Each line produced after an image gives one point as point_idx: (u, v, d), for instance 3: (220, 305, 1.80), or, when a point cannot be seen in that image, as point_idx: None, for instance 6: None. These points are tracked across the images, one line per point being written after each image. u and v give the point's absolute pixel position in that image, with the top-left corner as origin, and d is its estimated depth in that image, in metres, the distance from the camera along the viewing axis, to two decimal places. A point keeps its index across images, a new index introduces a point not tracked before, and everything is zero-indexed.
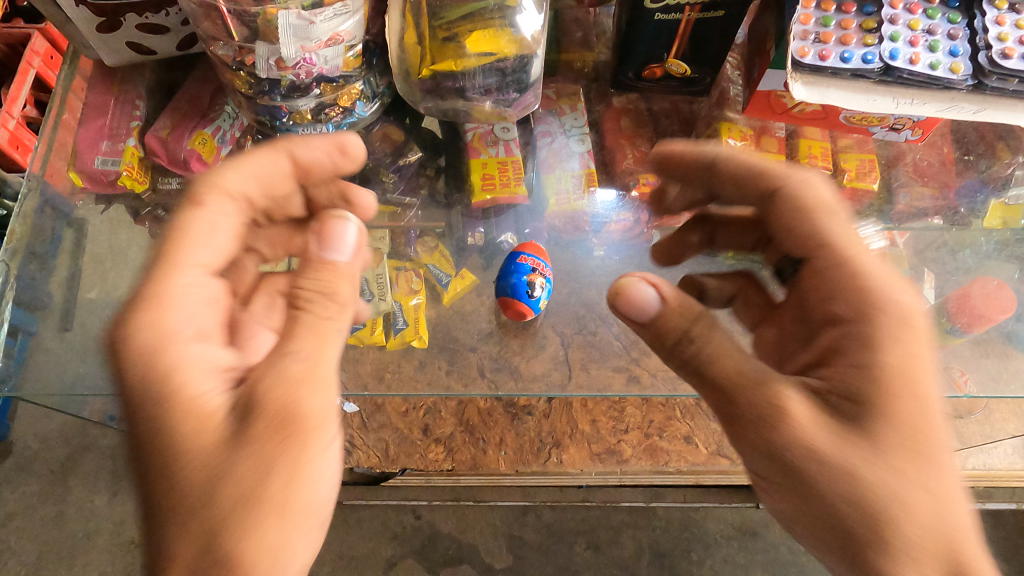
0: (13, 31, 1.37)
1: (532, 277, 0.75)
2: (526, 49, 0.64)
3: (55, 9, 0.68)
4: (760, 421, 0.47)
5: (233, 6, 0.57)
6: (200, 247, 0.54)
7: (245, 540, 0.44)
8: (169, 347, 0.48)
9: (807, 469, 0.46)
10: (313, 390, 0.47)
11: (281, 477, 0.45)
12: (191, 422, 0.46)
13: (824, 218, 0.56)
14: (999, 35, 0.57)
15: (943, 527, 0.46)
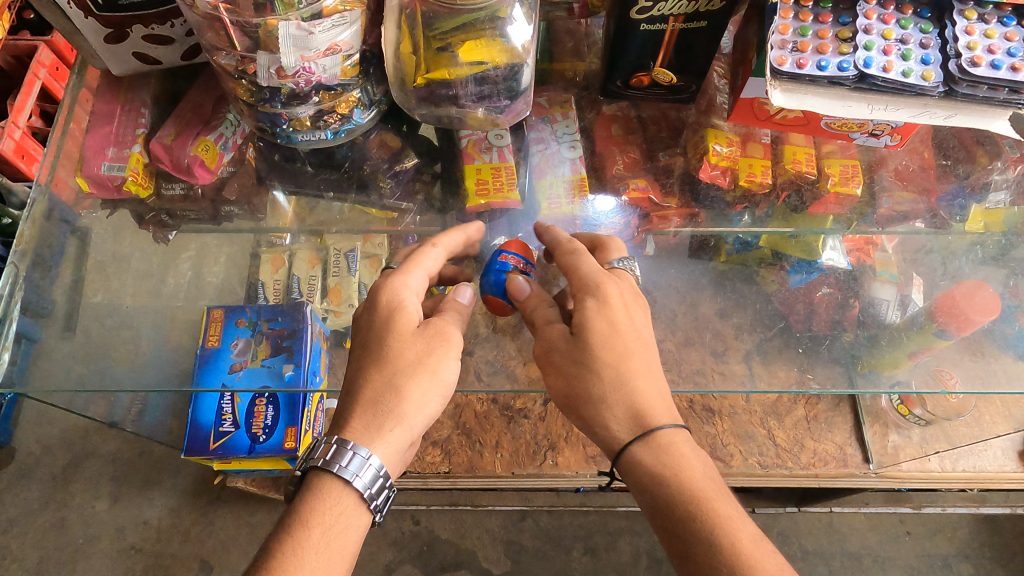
0: (19, 43, 1.41)
1: (512, 277, 0.72)
2: (517, 58, 0.66)
3: (65, 21, 0.70)
4: (540, 341, 0.68)
5: (234, 18, 0.59)
6: (433, 258, 0.72)
7: (410, 379, 0.63)
8: (400, 283, 0.68)
9: (554, 372, 0.67)
10: (447, 349, 0.66)
11: (441, 355, 0.65)
12: (405, 321, 0.65)
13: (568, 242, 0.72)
14: (968, 44, 0.59)
15: (634, 393, 0.63)
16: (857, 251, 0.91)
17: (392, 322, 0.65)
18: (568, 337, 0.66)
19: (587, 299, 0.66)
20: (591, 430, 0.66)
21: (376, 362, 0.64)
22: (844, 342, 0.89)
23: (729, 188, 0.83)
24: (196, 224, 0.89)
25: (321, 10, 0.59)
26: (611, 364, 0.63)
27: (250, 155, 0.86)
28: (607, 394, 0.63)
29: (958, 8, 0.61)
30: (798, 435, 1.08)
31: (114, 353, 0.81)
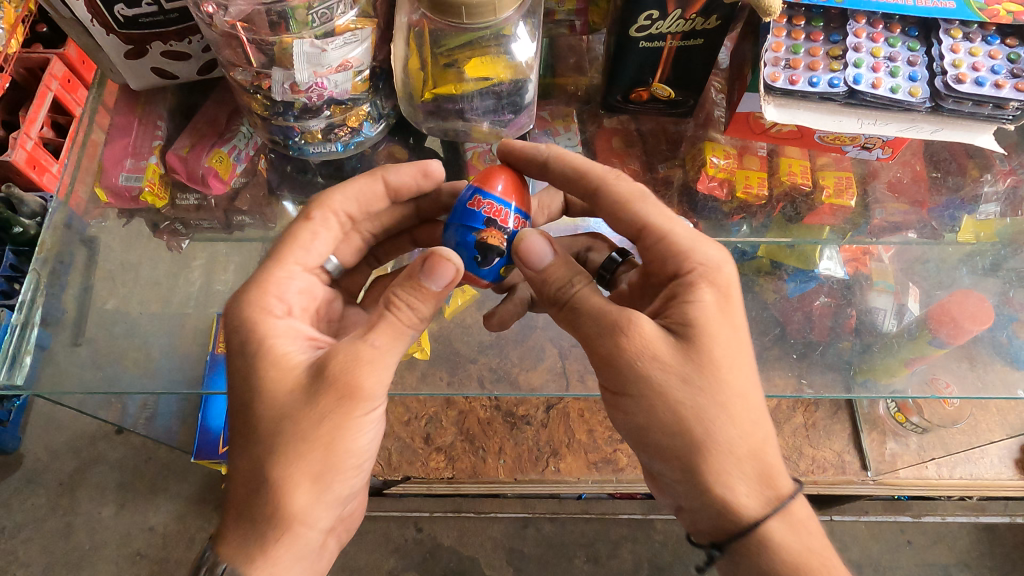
0: (33, 56, 1.45)
1: (484, 239, 0.63)
2: (521, 74, 0.70)
3: (87, 37, 0.73)
4: (635, 340, 0.58)
5: (252, 36, 0.62)
6: (302, 249, 0.70)
7: (288, 466, 0.57)
8: (264, 317, 0.64)
9: (652, 385, 0.58)
10: (346, 415, 0.58)
11: (332, 423, 0.57)
12: (274, 368, 0.60)
13: (656, 216, 0.65)
14: (953, 62, 0.62)
15: (758, 435, 0.59)
16: (853, 261, 0.94)
17: (257, 376, 0.60)
18: (680, 344, 0.59)
19: (704, 292, 0.60)
20: (692, 470, 0.59)
21: (245, 446, 0.59)
22: (841, 351, 0.91)
23: (726, 200, 0.85)
24: (208, 233, 0.91)
25: (334, 28, 0.62)
26: (739, 393, 0.58)
27: (263, 166, 0.87)
28: (735, 434, 0.58)
29: (944, 27, 0.64)
30: (797, 443, 1.09)
31: (125, 359, 0.83)
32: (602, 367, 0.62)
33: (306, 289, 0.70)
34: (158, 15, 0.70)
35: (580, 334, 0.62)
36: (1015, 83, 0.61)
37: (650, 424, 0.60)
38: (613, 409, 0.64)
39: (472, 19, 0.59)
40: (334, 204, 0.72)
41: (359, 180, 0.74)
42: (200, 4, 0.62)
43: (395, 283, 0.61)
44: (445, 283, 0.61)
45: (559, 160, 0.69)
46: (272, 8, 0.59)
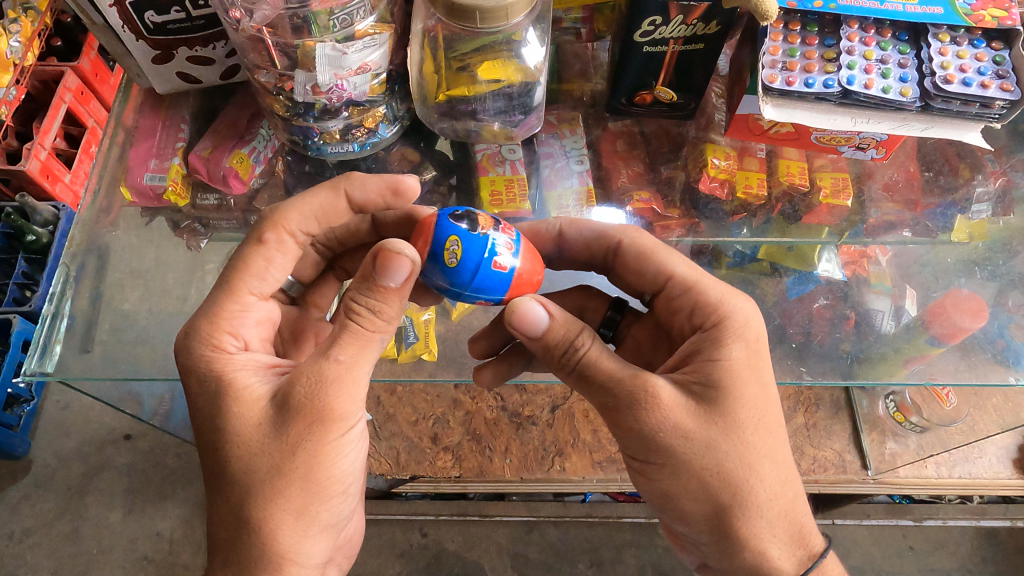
0: (47, 68, 1.48)
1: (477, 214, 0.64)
2: (530, 76, 0.73)
3: (117, 43, 0.77)
4: (659, 410, 0.61)
5: (277, 39, 0.66)
6: (257, 278, 0.71)
7: (267, 504, 0.61)
8: (220, 355, 0.65)
9: (675, 452, 0.61)
10: (323, 445, 0.61)
11: (305, 453, 0.60)
12: (237, 403, 0.62)
13: (678, 268, 0.71)
14: (941, 63, 0.65)
15: (781, 483, 0.63)
16: (852, 263, 0.97)
17: (222, 414, 0.62)
18: (703, 407, 0.61)
19: (730, 350, 0.64)
20: (721, 523, 0.62)
21: (221, 492, 0.62)
22: (841, 344, 0.95)
23: (727, 200, 0.88)
24: (227, 234, 0.93)
25: (354, 33, 0.66)
26: (761, 449, 0.62)
27: (280, 168, 0.90)
28: (761, 487, 0.62)
29: (932, 31, 0.67)
30: (799, 443, 1.11)
31: (140, 359, 0.86)
32: (619, 429, 0.64)
33: (260, 317, 0.71)
34: (185, 21, 0.74)
35: (598, 399, 0.64)
36: (1000, 83, 0.64)
37: (677, 483, 0.62)
38: (631, 463, 0.66)
39: (484, 24, 0.62)
40: (289, 223, 0.74)
41: (320, 193, 0.76)
42: (228, 11, 0.66)
43: (353, 285, 0.61)
44: (403, 277, 0.60)
45: (572, 226, 0.78)
46: (297, 12, 0.63)
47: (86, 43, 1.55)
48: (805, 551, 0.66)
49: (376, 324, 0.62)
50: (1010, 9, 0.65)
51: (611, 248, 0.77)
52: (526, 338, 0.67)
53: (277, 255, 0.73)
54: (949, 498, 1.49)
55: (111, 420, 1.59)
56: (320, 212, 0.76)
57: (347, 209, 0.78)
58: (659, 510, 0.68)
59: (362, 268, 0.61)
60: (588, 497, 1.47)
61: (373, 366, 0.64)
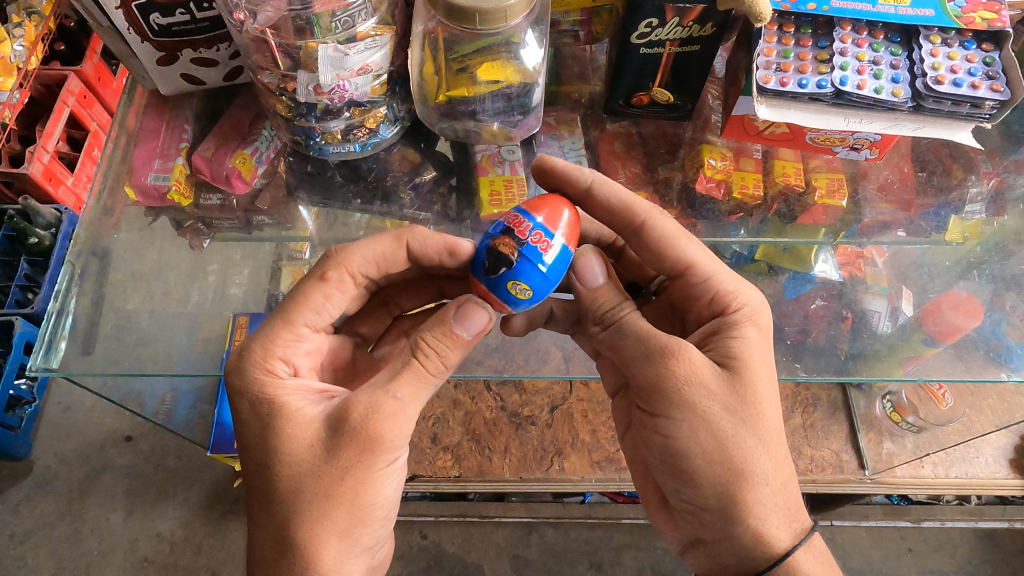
0: (51, 72, 1.50)
1: (497, 248, 0.64)
2: (528, 78, 0.75)
3: (123, 45, 0.78)
4: (687, 368, 0.63)
5: (280, 41, 0.67)
6: (313, 313, 0.71)
7: (312, 525, 0.62)
8: (273, 378, 0.66)
9: (697, 408, 0.63)
10: (371, 471, 0.62)
11: (353, 479, 0.62)
12: (291, 424, 0.63)
13: (700, 256, 0.70)
14: (933, 65, 0.66)
15: (785, 459, 0.66)
16: (847, 264, 0.97)
17: (274, 436, 0.63)
18: (724, 374, 0.64)
19: (749, 329, 0.67)
20: (729, 491, 0.64)
21: (266, 509, 0.63)
22: (837, 342, 0.96)
23: (723, 200, 0.88)
24: (229, 233, 0.95)
25: (355, 35, 0.67)
26: (772, 422, 0.64)
27: (283, 168, 0.91)
28: (768, 460, 0.64)
29: (923, 33, 0.68)
30: (797, 443, 1.12)
31: (144, 355, 0.88)
32: (640, 386, 0.66)
33: (310, 347, 0.72)
34: (190, 24, 0.75)
35: (624, 356, 0.67)
36: (990, 84, 0.65)
37: (691, 446, 0.64)
38: (645, 424, 0.68)
39: (484, 25, 0.63)
40: (352, 266, 0.72)
41: (383, 241, 0.74)
42: (232, 13, 0.67)
43: (426, 326, 0.66)
44: (475, 329, 0.66)
45: (604, 187, 0.71)
46: (300, 13, 0.64)
47: (89, 47, 1.56)
48: (799, 528, 0.67)
49: (436, 369, 0.65)
50: (1000, 11, 0.66)
51: (633, 226, 0.71)
52: (576, 291, 0.73)
53: (335, 299, 0.72)
54: (948, 499, 1.48)
55: (112, 422, 1.60)
56: (379, 262, 0.74)
57: (403, 260, 0.76)
58: (664, 475, 0.69)
59: (437, 317, 0.66)
60: (587, 499, 1.47)
61: (424, 403, 0.65)
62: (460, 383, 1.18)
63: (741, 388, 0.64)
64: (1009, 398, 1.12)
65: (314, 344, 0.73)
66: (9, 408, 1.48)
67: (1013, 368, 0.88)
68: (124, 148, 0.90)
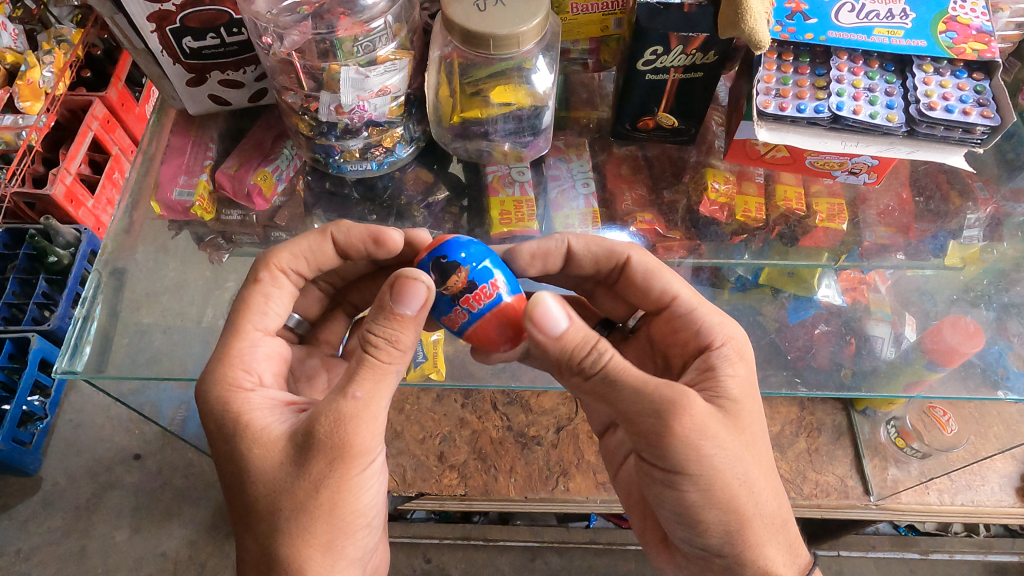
0: (76, 97, 1.55)
1: (455, 280, 0.66)
2: (539, 101, 0.78)
3: (155, 66, 0.83)
4: (696, 422, 0.62)
5: (305, 63, 0.72)
6: (259, 314, 0.74)
7: (295, 540, 0.61)
8: (236, 391, 0.67)
9: (712, 462, 0.62)
10: (347, 479, 0.62)
11: (328, 490, 0.61)
12: (257, 444, 0.63)
13: (684, 290, 0.76)
14: (926, 92, 0.70)
15: (780, 494, 0.68)
16: (851, 290, 0.99)
17: (243, 456, 0.63)
18: (726, 420, 0.64)
19: (739, 365, 0.69)
20: (740, 534, 0.65)
21: (248, 530, 0.63)
22: (838, 352, 0.98)
23: (727, 222, 0.91)
24: (247, 248, 0.97)
25: (376, 58, 0.71)
26: (766, 459, 0.67)
27: (301, 186, 0.96)
28: (768, 497, 0.66)
29: (917, 63, 0.72)
30: (801, 467, 1.12)
31: (159, 365, 0.89)
32: (648, 442, 0.63)
33: (267, 351, 0.72)
34: (220, 47, 0.79)
35: (624, 409, 0.63)
36: (982, 111, 0.68)
37: (704, 496, 0.63)
38: (655, 478, 0.66)
39: (498, 51, 0.67)
40: (281, 263, 0.77)
41: (309, 239, 0.79)
42: (261, 36, 0.72)
43: (371, 318, 0.64)
44: (418, 304, 0.63)
45: (581, 242, 0.80)
46: (324, 37, 0.69)
47: (114, 74, 1.61)
48: (801, 562, 0.69)
49: (385, 360, 0.63)
50: (990, 42, 0.70)
51: (617, 269, 0.79)
52: (541, 342, 0.65)
53: (274, 301, 0.75)
54: (956, 531, 1.46)
55: (121, 440, 1.61)
56: (311, 257, 0.79)
57: (333, 253, 0.81)
58: (675, 525, 0.68)
59: (376, 304, 0.64)
60: (592, 523, 1.46)
61: (389, 396, 0.64)
62: (468, 402, 1.20)
63: (741, 428, 0.65)
64: (1014, 426, 1.11)
65: (282, 349, 0.75)
66: (21, 424, 1.51)
67: (1010, 387, 0.89)
68: (151, 165, 0.94)
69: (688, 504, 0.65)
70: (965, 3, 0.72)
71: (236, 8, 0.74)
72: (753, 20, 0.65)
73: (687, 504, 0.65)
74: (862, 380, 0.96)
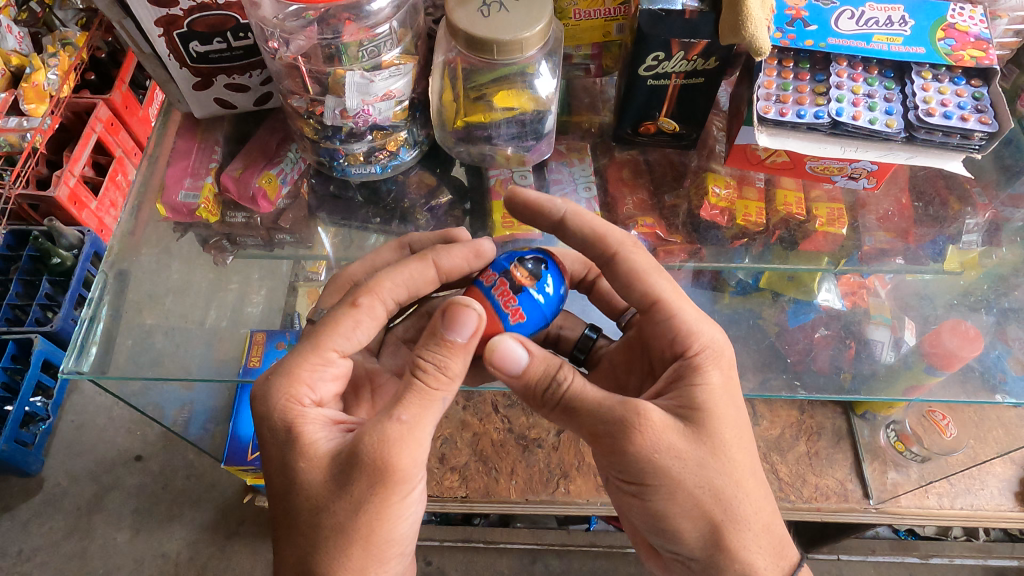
0: (81, 100, 1.56)
1: (521, 277, 0.70)
2: (542, 106, 0.79)
3: (162, 70, 0.83)
4: (651, 436, 0.63)
5: (310, 68, 0.72)
6: (343, 337, 0.70)
7: (330, 561, 0.62)
8: (295, 405, 0.67)
9: (670, 473, 0.64)
10: (387, 504, 0.62)
11: (367, 514, 0.62)
12: (305, 460, 0.64)
13: (666, 290, 0.74)
14: (924, 98, 0.70)
15: (761, 499, 0.68)
16: (852, 294, 0.98)
17: (292, 470, 0.64)
18: (688, 431, 0.65)
19: (712, 372, 0.68)
20: (712, 540, 0.66)
21: (288, 542, 0.64)
22: (831, 357, 0.97)
23: (727, 226, 0.93)
24: (251, 250, 0.98)
25: (381, 63, 0.73)
26: (744, 466, 0.66)
27: (306, 189, 0.97)
28: (744, 503, 0.66)
29: (915, 69, 0.73)
30: (801, 470, 1.13)
31: (163, 365, 0.89)
32: (610, 456, 0.66)
33: (338, 371, 0.71)
34: (226, 51, 0.80)
35: (586, 427, 0.67)
36: (980, 117, 0.69)
37: (670, 504, 0.65)
38: (624, 487, 0.69)
39: (502, 56, 0.68)
40: (380, 291, 0.75)
41: (411, 264, 0.79)
42: (267, 41, 0.72)
43: (424, 344, 0.65)
44: (469, 332, 0.64)
45: (576, 217, 0.77)
46: (330, 42, 0.70)
47: (118, 77, 1.62)
48: (788, 564, 0.69)
49: (435, 387, 0.64)
50: (988, 50, 0.70)
51: (604, 259, 0.77)
52: (506, 377, 0.70)
53: (359, 326, 0.72)
54: (956, 535, 1.46)
55: (123, 441, 1.62)
56: (408, 282, 0.78)
57: (428, 280, 0.80)
58: (651, 530, 0.71)
59: (436, 326, 0.65)
60: (592, 526, 1.46)
61: (435, 422, 0.65)
62: (469, 404, 1.20)
63: (710, 436, 0.65)
64: (1014, 429, 1.10)
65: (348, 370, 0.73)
66: (24, 425, 1.51)
67: (1008, 391, 0.89)
68: (156, 167, 0.95)
69: (658, 511, 0.66)
70: (963, 10, 0.72)
71: (243, 13, 0.75)
72: (754, 26, 0.66)
73: (657, 511, 0.66)
74: (862, 384, 0.96)
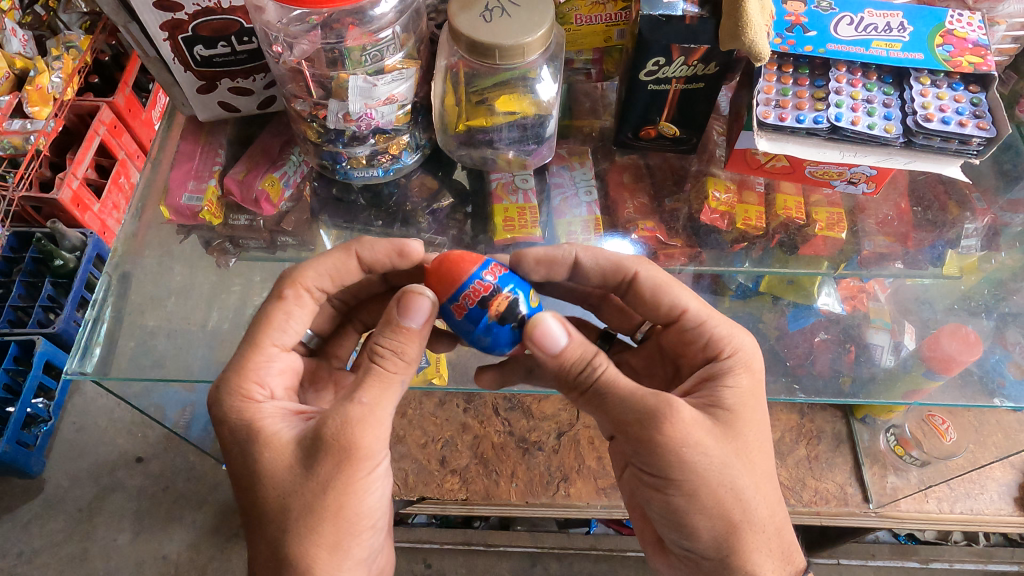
0: (85, 103, 1.57)
1: (495, 309, 0.66)
2: (544, 110, 0.80)
3: (166, 73, 0.84)
4: (681, 429, 0.63)
5: (314, 72, 0.73)
6: (278, 330, 0.73)
7: (302, 540, 0.62)
8: (248, 402, 0.67)
9: (695, 467, 0.64)
10: (355, 479, 0.63)
11: (335, 492, 0.62)
12: (269, 447, 0.64)
13: (695, 303, 0.75)
14: (923, 104, 0.71)
15: (775, 504, 0.68)
16: (851, 298, 0.99)
17: (255, 459, 0.64)
18: (715, 428, 0.65)
19: (740, 376, 0.70)
20: (728, 540, 0.66)
21: (261, 532, 0.64)
22: (832, 360, 0.99)
23: (727, 230, 0.93)
24: (253, 253, 0.98)
25: (383, 67, 0.73)
26: (762, 470, 0.67)
27: (308, 192, 0.97)
28: (759, 506, 0.66)
29: (914, 75, 0.73)
30: (801, 474, 1.13)
31: (167, 365, 0.90)
32: (637, 448, 0.65)
33: (284, 366, 0.73)
34: (230, 55, 0.81)
35: (616, 415, 0.66)
36: (977, 122, 0.69)
37: (691, 500, 0.65)
38: (645, 481, 0.68)
39: (503, 61, 0.68)
40: (306, 281, 0.75)
41: (334, 254, 0.78)
42: (270, 45, 0.73)
43: (377, 332, 0.66)
44: (422, 318, 0.66)
45: (588, 256, 0.78)
46: (334, 46, 0.71)
47: (122, 80, 1.63)
48: (792, 570, 0.70)
49: (388, 369, 0.64)
50: (986, 56, 0.71)
51: (622, 284, 0.78)
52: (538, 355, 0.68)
53: (293, 319, 0.74)
54: (956, 540, 1.46)
55: (124, 443, 1.62)
56: (336, 275, 0.78)
57: (354, 271, 0.79)
58: (665, 526, 0.70)
59: (387, 309, 0.66)
60: (592, 529, 1.47)
61: (395, 403, 0.66)
62: (469, 407, 1.21)
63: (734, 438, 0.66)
64: (1013, 434, 1.11)
65: (296, 363, 0.75)
66: (26, 426, 1.52)
67: (1007, 395, 0.89)
68: (159, 170, 0.96)
69: (677, 506, 0.66)
70: (962, 17, 0.73)
71: (247, 17, 0.76)
72: (753, 32, 0.66)
73: (676, 507, 0.66)
74: (861, 388, 0.97)
